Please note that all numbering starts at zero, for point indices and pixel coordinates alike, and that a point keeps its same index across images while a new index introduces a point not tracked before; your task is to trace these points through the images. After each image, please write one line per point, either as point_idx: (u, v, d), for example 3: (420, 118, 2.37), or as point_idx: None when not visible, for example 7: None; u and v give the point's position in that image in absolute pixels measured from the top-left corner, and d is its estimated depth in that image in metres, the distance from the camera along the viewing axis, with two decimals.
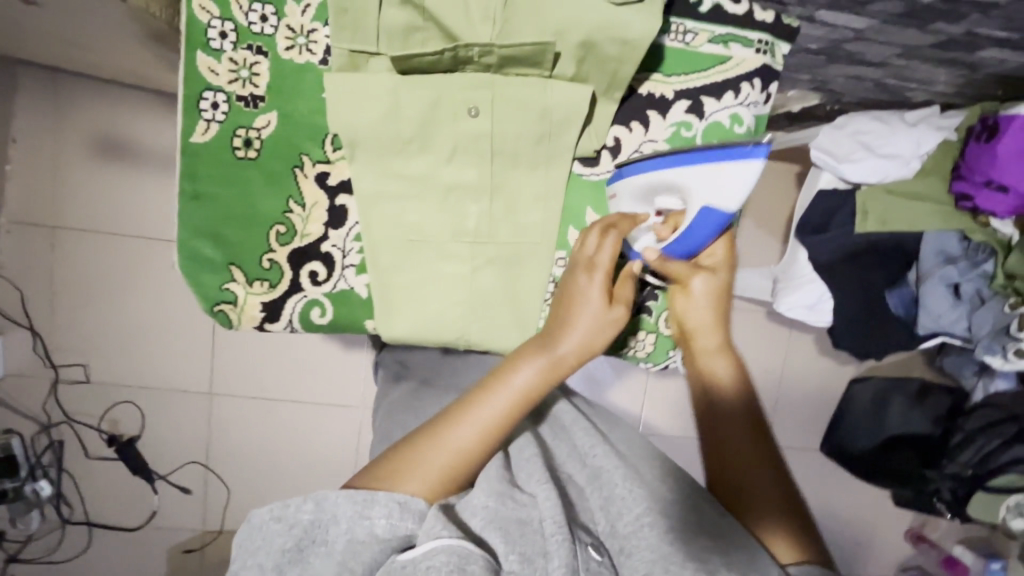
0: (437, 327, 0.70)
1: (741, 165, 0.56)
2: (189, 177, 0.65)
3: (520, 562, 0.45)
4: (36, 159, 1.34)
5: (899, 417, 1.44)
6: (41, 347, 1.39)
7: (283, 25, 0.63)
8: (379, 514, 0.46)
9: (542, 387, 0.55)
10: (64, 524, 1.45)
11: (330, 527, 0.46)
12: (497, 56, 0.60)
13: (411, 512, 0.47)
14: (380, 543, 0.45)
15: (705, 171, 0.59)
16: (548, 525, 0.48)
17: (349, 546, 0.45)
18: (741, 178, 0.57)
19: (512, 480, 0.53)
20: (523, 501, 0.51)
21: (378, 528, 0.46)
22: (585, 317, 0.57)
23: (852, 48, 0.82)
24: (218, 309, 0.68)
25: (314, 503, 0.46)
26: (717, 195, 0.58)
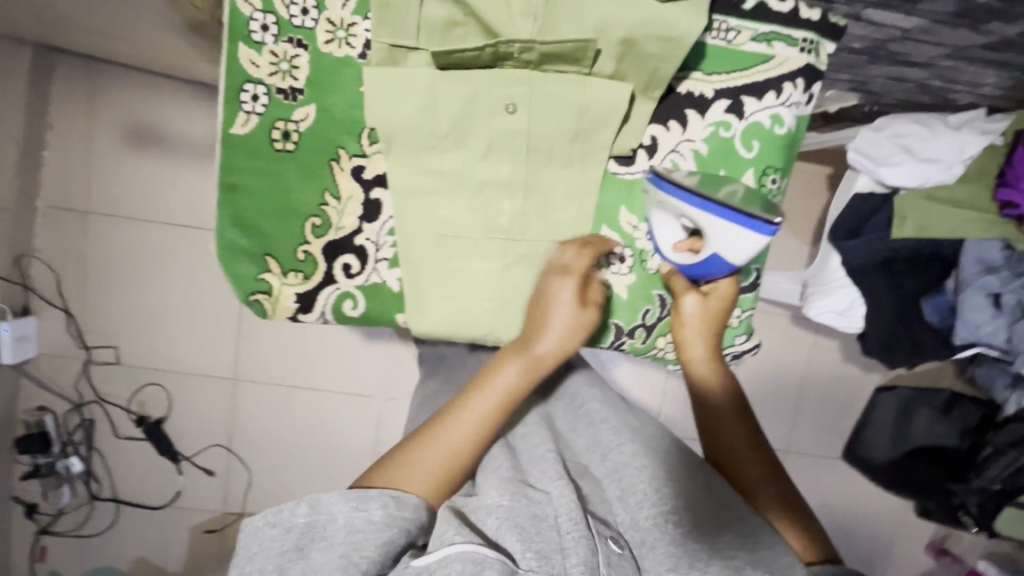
0: (467, 324, 0.70)
1: (751, 237, 0.59)
2: (229, 168, 0.66)
3: (537, 558, 0.48)
4: (71, 145, 1.36)
5: (923, 428, 1.44)
6: (74, 328, 1.43)
7: (323, 18, 0.63)
8: (376, 506, 0.50)
9: (522, 385, 0.59)
10: (93, 500, 1.50)
11: (329, 522, 0.49)
12: (537, 53, 0.60)
13: (408, 504, 0.51)
14: (376, 530, 0.48)
15: (724, 227, 0.60)
16: (563, 521, 0.52)
17: (348, 536, 0.48)
18: (750, 243, 0.60)
19: (524, 480, 0.56)
20: (537, 498, 0.54)
21: (375, 517, 0.49)
22: (559, 322, 0.61)
23: (897, 48, 0.79)
24: (253, 299, 0.69)
25: (310, 504, 0.50)
26: (728, 249, 0.61)
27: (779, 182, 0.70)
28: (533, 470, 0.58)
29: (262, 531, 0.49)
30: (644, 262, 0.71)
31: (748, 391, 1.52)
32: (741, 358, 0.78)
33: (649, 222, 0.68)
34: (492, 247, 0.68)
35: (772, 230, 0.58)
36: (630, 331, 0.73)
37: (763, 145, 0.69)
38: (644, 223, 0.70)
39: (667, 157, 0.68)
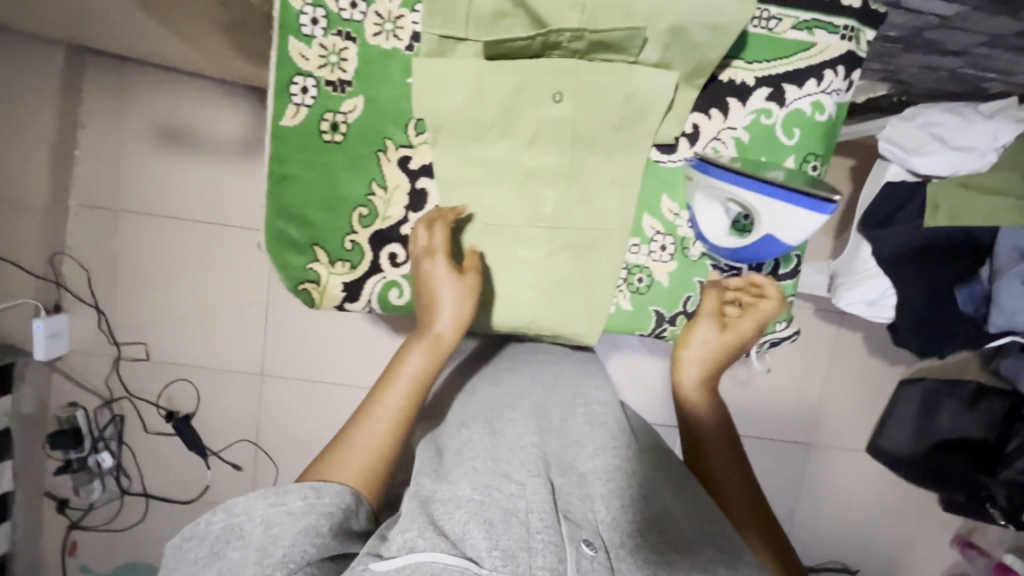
0: (511, 311, 0.71)
1: (806, 215, 0.59)
2: (279, 160, 0.67)
3: (501, 557, 0.52)
4: (102, 145, 1.39)
5: (949, 418, 1.40)
6: (105, 325, 1.45)
7: (372, 11, 0.64)
8: (295, 498, 0.53)
9: (429, 366, 0.65)
10: (123, 494, 1.52)
11: (245, 522, 0.52)
12: (586, 42, 0.61)
13: (329, 491, 0.55)
14: (297, 518, 0.52)
15: (776, 209, 0.60)
16: (532, 520, 0.56)
17: (266, 532, 0.51)
18: (808, 222, 0.60)
19: (502, 473, 0.62)
20: (510, 493, 0.59)
21: (294, 508, 0.53)
22: (451, 311, 0.66)
23: (933, 36, 0.80)
24: (302, 288, 0.70)
25: (224, 510, 0.52)
26: (782, 229, 0.61)
27: (820, 169, 0.70)
28: (510, 465, 0.63)
29: (185, 544, 0.52)
30: (686, 249, 0.72)
31: (772, 384, 1.52)
32: (779, 345, 0.78)
33: (691, 210, 0.69)
34: (533, 235, 0.69)
35: (832, 210, 0.58)
36: (671, 318, 0.74)
37: (804, 133, 0.69)
38: (686, 211, 0.70)
39: (708, 145, 0.69)
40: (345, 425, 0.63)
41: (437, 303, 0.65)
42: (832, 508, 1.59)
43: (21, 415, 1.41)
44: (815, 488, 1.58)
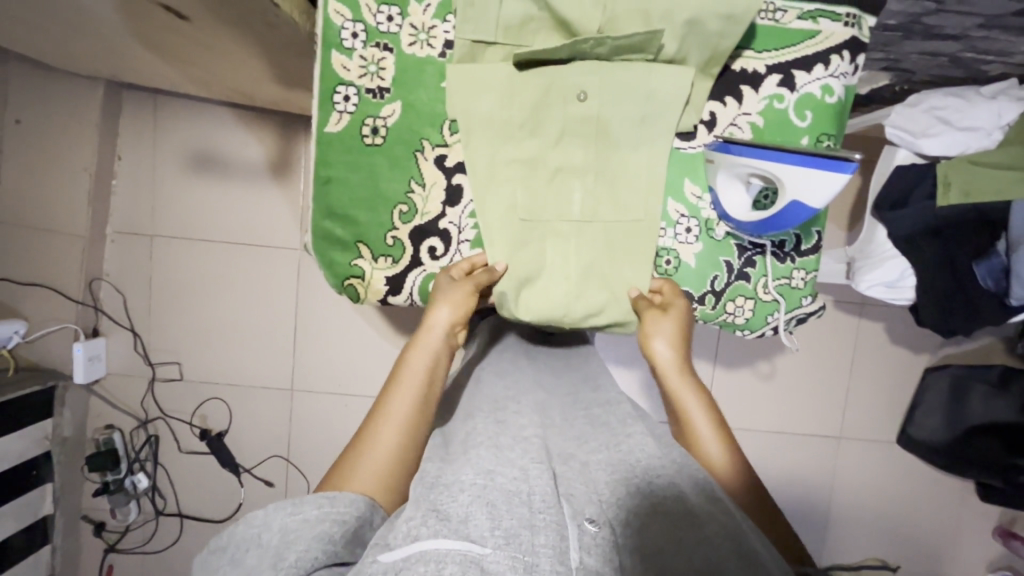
0: (552, 303, 0.73)
1: (825, 175, 0.60)
2: (324, 163, 0.72)
3: (503, 536, 0.47)
4: (137, 174, 1.46)
5: (980, 406, 1.37)
6: (141, 347, 1.50)
7: (407, 23, 0.70)
8: (310, 507, 0.51)
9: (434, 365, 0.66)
10: (158, 515, 1.53)
11: (261, 533, 0.49)
12: (608, 47, 0.66)
13: (342, 500, 0.52)
14: (313, 524, 0.49)
15: (794, 173, 0.61)
16: (536, 502, 0.52)
17: (282, 539, 0.48)
18: (833, 184, 0.61)
19: (503, 458, 0.58)
20: (513, 476, 0.54)
21: (309, 516, 0.50)
22: (444, 311, 0.68)
23: (931, 22, 0.84)
24: (348, 284, 0.75)
25: (246, 521, 0.50)
26: (804, 193, 0.62)
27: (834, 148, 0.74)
28: (511, 451, 0.59)
29: (209, 556, 0.49)
30: (710, 230, 0.75)
31: (796, 376, 1.52)
32: (806, 322, 0.80)
33: (713, 191, 0.72)
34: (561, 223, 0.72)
35: (852, 167, 0.60)
36: (700, 297, 0.77)
37: (816, 115, 0.73)
38: (708, 193, 0.74)
39: (725, 130, 0.73)
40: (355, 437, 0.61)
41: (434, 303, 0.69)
42: (866, 501, 1.57)
43: (61, 438, 1.45)
44: (847, 481, 1.56)
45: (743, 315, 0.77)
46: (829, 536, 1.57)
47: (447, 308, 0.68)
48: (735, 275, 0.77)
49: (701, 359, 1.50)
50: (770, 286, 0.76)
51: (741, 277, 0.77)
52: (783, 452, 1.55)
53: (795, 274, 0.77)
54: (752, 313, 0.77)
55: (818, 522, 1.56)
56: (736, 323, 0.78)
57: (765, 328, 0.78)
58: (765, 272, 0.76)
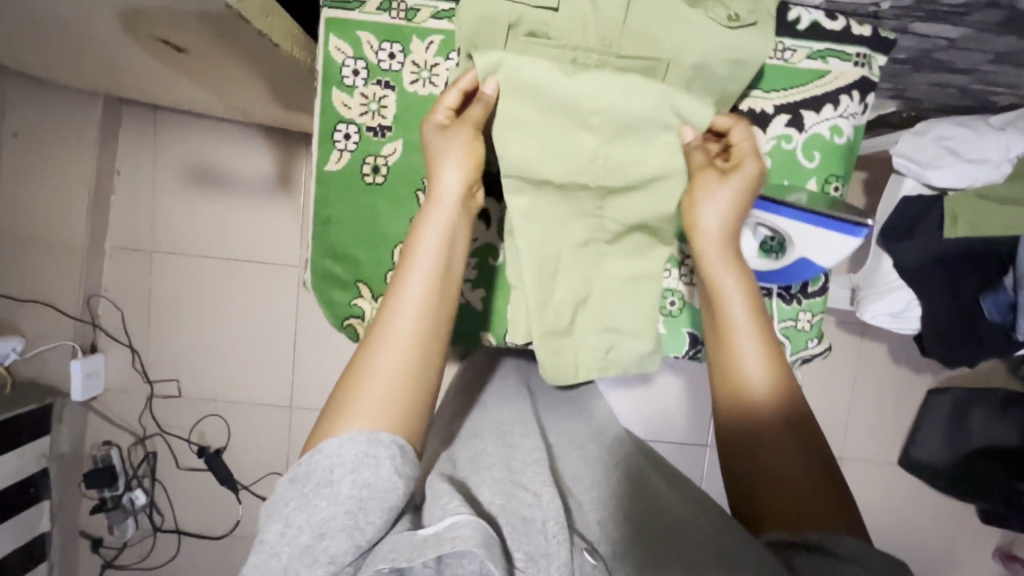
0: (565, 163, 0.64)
1: (846, 241, 0.62)
2: (324, 203, 0.71)
3: (524, 560, 0.49)
4: (136, 189, 1.45)
5: (980, 427, 1.38)
6: (139, 363, 1.49)
7: (409, 61, 0.69)
8: (385, 453, 0.48)
9: (445, 240, 0.57)
10: (155, 531, 1.52)
11: (334, 470, 0.46)
12: (611, 69, 0.64)
13: (411, 461, 0.49)
14: (384, 486, 0.46)
15: (819, 235, 0.62)
16: (549, 526, 0.53)
17: (357, 492, 0.46)
18: (842, 246, 0.63)
19: (517, 480, 0.59)
20: (527, 500, 0.56)
21: (383, 470, 0.47)
22: (453, 169, 0.59)
23: (942, 56, 0.83)
24: (347, 324, 0.74)
25: (320, 451, 0.47)
26: (818, 253, 0.64)
27: (842, 190, 0.73)
28: (524, 475, 0.60)
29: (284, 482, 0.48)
30: None
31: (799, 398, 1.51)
32: (813, 363, 0.79)
33: None
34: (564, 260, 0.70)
35: (865, 232, 0.61)
36: None
37: (824, 155, 0.72)
38: None
39: None
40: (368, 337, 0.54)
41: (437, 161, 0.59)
42: (872, 523, 1.55)
43: (58, 454, 1.44)
44: None
45: None
46: None
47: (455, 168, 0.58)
48: None
49: None
50: (775, 328, 0.76)
51: None
52: None
53: (801, 317, 0.75)
54: None
55: None
56: None
57: None
58: (770, 315, 0.75)
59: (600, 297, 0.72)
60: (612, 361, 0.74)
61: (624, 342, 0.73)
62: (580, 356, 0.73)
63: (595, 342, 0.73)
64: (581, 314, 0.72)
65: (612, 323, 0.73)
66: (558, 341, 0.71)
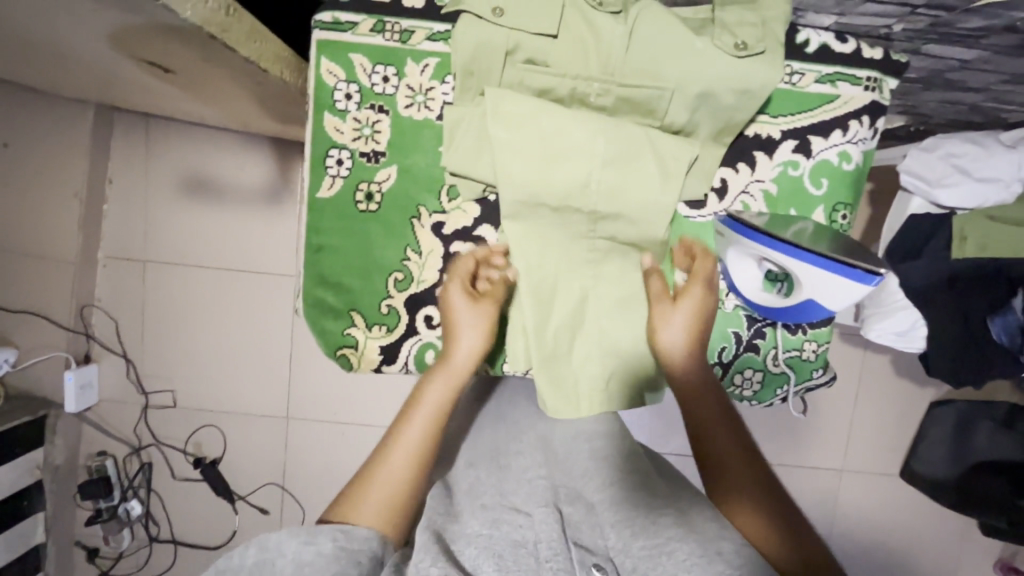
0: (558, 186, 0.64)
1: (854, 286, 0.59)
2: (316, 231, 0.69)
3: None
4: (128, 198, 1.42)
5: (984, 441, 1.34)
6: (133, 373, 1.47)
7: (403, 85, 0.67)
8: (324, 540, 0.51)
9: (449, 396, 0.63)
10: (152, 542, 1.51)
11: (276, 560, 0.48)
12: (613, 96, 0.63)
13: (357, 537, 0.53)
14: (326, 562, 0.48)
15: (825, 276, 0.60)
16: (542, 550, 0.51)
17: (297, 569, 0.47)
18: (850, 292, 0.59)
19: (508, 505, 0.57)
20: (518, 524, 0.55)
21: (323, 549, 0.50)
22: (469, 338, 0.65)
23: (953, 76, 0.80)
24: (340, 353, 0.72)
25: (257, 545, 0.49)
26: (824, 296, 0.62)
27: (849, 218, 0.71)
28: (516, 498, 0.59)
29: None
30: (719, 301, 0.72)
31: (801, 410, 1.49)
32: (816, 391, 0.77)
33: (723, 263, 0.69)
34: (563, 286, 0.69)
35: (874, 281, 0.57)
36: None
37: (832, 183, 0.70)
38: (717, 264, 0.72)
39: (738, 198, 0.70)
40: (363, 469, 0.61)
41: (456, 331, 0.65)
42: (873, 535, 1.53)
43: (52, 466, 1.42)
44: (853, 516, 1.53)
45: (751, 388, 0.74)
46: None
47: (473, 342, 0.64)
48: (745, 346, 0.74)
49: None
50: (779, 358, 0.74)
51: (751, 348, 0.74)
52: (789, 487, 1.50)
53: (806, 346, 0.74)
54: (760, 386, 0.74)
55: None
56: (744, 395, 0.76)
57: (773, 399, 0.76)
58: (775, 344, 0.73)
59: (595, 318, 0.70)
60: (600, 388, 0.70)
61: (611, 368, 0.70)
62: (571, 380, 0.70)
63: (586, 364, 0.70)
64: (574, 340, 0.70)
65: (605, 344, 0.70)
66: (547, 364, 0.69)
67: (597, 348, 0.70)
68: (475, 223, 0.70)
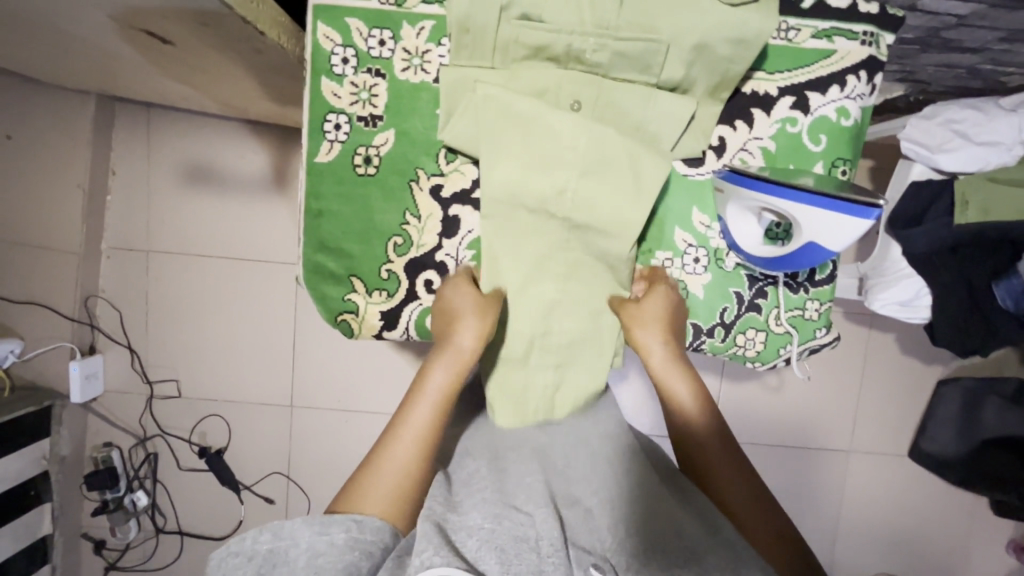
0: (551, 143, 0.66)
1: (853, 222, 0.58)
2: (315, 196, 0.69)
3: None
4: (130, 189, 1.43)
5: (994, 419, 1.28)
6: (138, 364, 1.47)
7: (400, 48, 0.67)
8: (339, 530, 0.52)
9: (452, 382, 0.65)
10: (158, 533, 1.51)
11: (290, 549, 0.50)
12: (609, 52, 0.63)
13: (370, 528, 0.53)
14: (340, 553, 0.50)
15: (822, 212, 0.59)
16: (544, 546, 0.51)
17: (311, 560, 0.49)
18: (852, 228, 0.59)
19: (509, 501, 0.56)
20: (519, 520, 0.53)
21: (337, 541, 0.51)
22: (469, 329, 0.66)
23: (951, 35, 0.80)
24: (341, 320, 0.72)
25: (271, 531, 0.50)
26: (826, 235, 0.60)
27: (850, 173, 0.70)
28: (516, 493, 0.58)
29: (225, 559, 0.49)
30: (720, 260, 0.73)
31: (809, 391, 1.46)
32: (820, 353, 0.77)
33: (723, 220, 0.70)
34: (561, 246, 0.69)
35: (877, 214, 0.58)
36: (708, 330, 0.74)
37: (831, 139, 0.70)
38: (717, 223, 0.72)
39: (735, 156, 0.70)
40: (355, 473, 0.60)
41: (458, 318, 0.67)
42: (884, 515, 1.51)
43: (59, 457, 1.43)
44: (863, 498, 1.51)
45: (754, 348, 0.74)
46: (845, 555, 1.51)
47: (474, 327, 0.65)
48: (746, 306, 0.74)
49: (707, 373, 1.45)
50: (781, 318, 0.73)
51: (752, 309, 0.74)
52: (798, 470, 1.48)
53: (809, 305, 0.73)
54: (763, 346, 0.74)
55: (833, 539, 1.51)
56: (747, 355, 0.75)
57: (776, 360, 0.75)
58: (777, 304, 0.73)
59: (572, 282, 0.70)
60: (561, 391, 0.73)
61: (581, 359, 0.73)
62: (534, 386, 0.72)
63: (547, 374, 0.72)
64: (535, 351, 0.71)
65: (587, 311, 0.71)
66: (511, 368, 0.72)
67: (584, 311, 0.71)
68: (473, 185, 0.70)
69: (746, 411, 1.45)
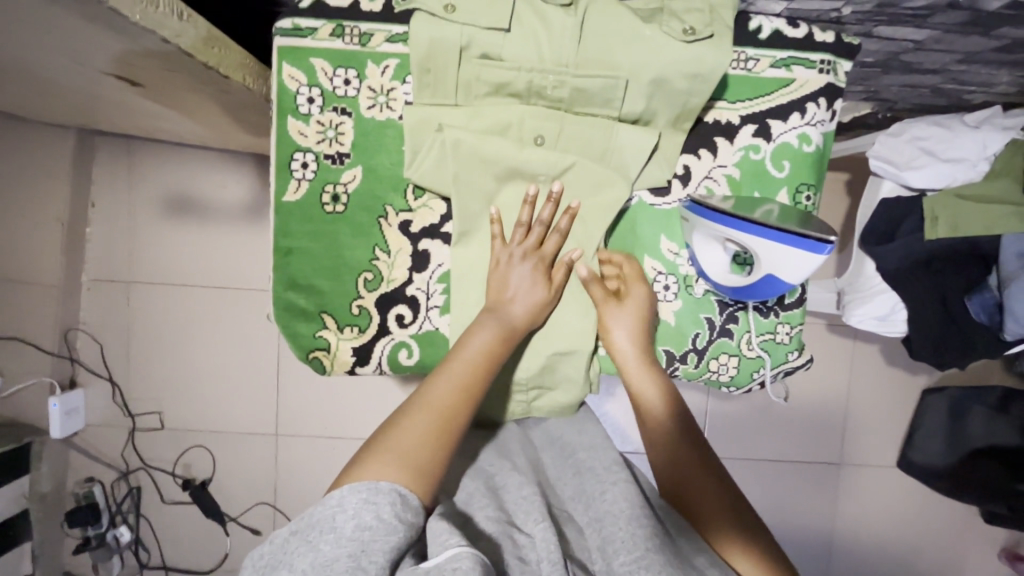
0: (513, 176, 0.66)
1: (807, 258, 0.61)
2: (284, 233, 0.70)
3: None
4: (111, 221, 1.42)
5: (981, 428, 1.32)
6: (119, 397, 1.45)
7: (365, 86, 0.68)
8: (386, 501, 0.48)
9: (497, 346, 0.62)
10: (142, 568, 1.49)
11: (336, 516, 0.46)
12: (569, 88, 0.65)
13: (411, 507, 0.49)
14: (388, 528, 0.46)
15: (780, 249, 0.61)
16: (543, 566, 0.50)
17: (358, 531, 0.45)
18: (808, 263, 0.61)
19: (510, 520, 0.56)
20: (520, 541, 0.53)
21: (385, 514, 0.47)
22: (522, 296, 0.65)
23: (910, 58, 0.82)
24: (313, 356, 0.72)
25: (320, 502, 0.47)
26: (786, 270, 0.63)
27: (814, 199, 0.72)
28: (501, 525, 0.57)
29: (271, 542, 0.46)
30: (689, 287, 0.73)
31: (797, 406, 1.46)
32: (795, 375, 0.77)
33: (690, 249, 0.71)
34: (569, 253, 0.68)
35: (828, 250, 0.60)
36: (682, 357, 0.74)
37: (794, 165, 0.71)
38: (685, 250, 0.73)
39: (701, 184, 0.71)
40: (387, 422, 0.57)
41: (508, 287, 0.65)
42: (876, 526, 1.51)
43: (39, 494, 1.40)
44: (855, 511, 1.50)
45: (727, 373, 0.74)
46: (839, 569, 1.50)
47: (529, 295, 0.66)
48: (718, 331, 0.74)
49: (694, 390, 1.44)
50: (753, 342, 0.74)
51: (725, 334, 0.74)
52: (790, 483, 1.47)
53: (780, 329, 0.74)
54: (736, 371, 0.74)
55: (827, 553, 1.49)
56: (721, 381, 0.76)
57: (751, 384, 0.76)
58: (748, 328, 0.74)
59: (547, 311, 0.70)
60: (537, 409, 0.74)
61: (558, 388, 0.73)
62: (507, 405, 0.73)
63: (521, 395, 0.73)
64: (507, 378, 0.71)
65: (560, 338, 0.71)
66: (491, 393, 0.72)
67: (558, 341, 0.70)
68: (443, 220, 0.70)
69: (734, 427, 1.44)
